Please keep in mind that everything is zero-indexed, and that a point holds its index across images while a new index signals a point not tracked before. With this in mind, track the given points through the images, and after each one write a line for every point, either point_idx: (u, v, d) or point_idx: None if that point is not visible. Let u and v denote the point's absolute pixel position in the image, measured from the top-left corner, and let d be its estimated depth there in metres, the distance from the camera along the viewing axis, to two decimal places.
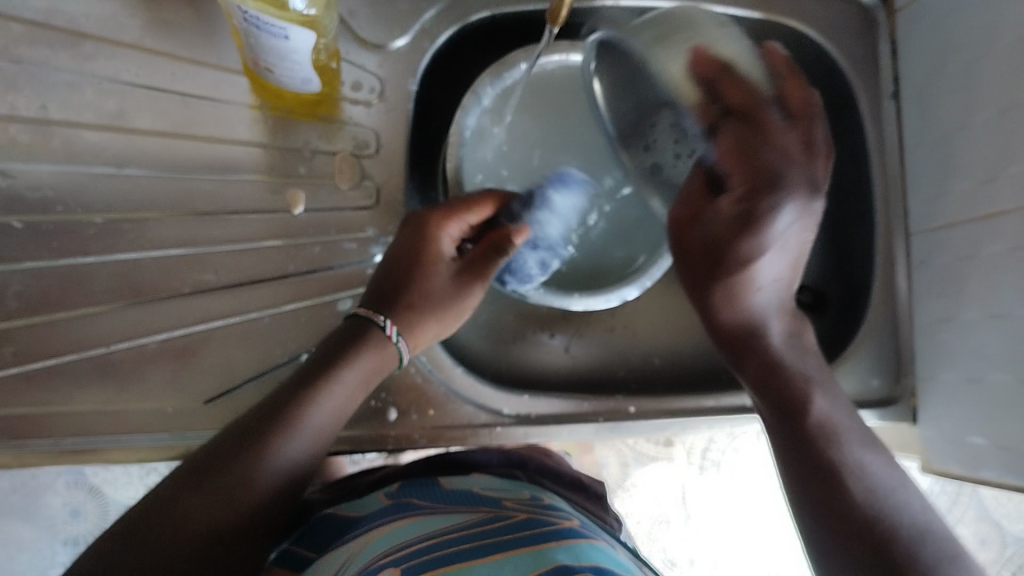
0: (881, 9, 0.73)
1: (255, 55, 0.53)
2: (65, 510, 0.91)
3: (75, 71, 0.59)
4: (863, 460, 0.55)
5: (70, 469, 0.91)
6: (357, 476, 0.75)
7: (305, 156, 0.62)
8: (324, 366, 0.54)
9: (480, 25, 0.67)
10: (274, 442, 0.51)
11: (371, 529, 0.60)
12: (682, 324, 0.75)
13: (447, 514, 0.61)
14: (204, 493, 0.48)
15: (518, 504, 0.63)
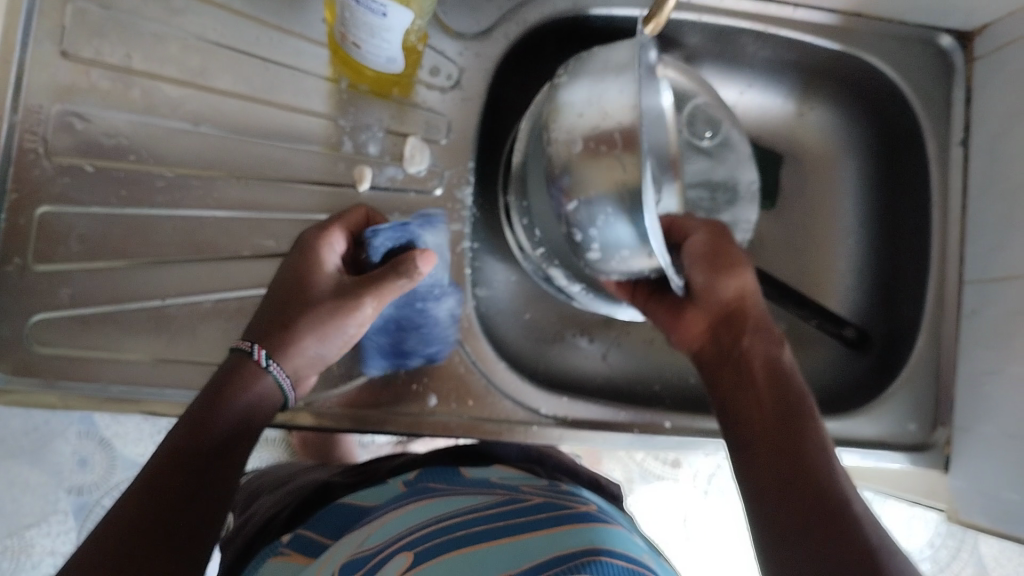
0: (959, 53, 0.72)
1: (345, 29, 0.53)
2: (73, 459, 0.92)
3: (160, 23, 0.60)
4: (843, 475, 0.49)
5: (82, 419, 0.92)
6: (381, 462, 0.76)
7: (375, 134, 0.63)
8: (244, 360, 0.52)
9: (560, 23, 0.67)
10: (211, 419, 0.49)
11: (386, 514, 0.60)
12: None
13: (463, 496, 0.61)
14: (164, 487, 0.45)
15: (536, 490, 0.63)
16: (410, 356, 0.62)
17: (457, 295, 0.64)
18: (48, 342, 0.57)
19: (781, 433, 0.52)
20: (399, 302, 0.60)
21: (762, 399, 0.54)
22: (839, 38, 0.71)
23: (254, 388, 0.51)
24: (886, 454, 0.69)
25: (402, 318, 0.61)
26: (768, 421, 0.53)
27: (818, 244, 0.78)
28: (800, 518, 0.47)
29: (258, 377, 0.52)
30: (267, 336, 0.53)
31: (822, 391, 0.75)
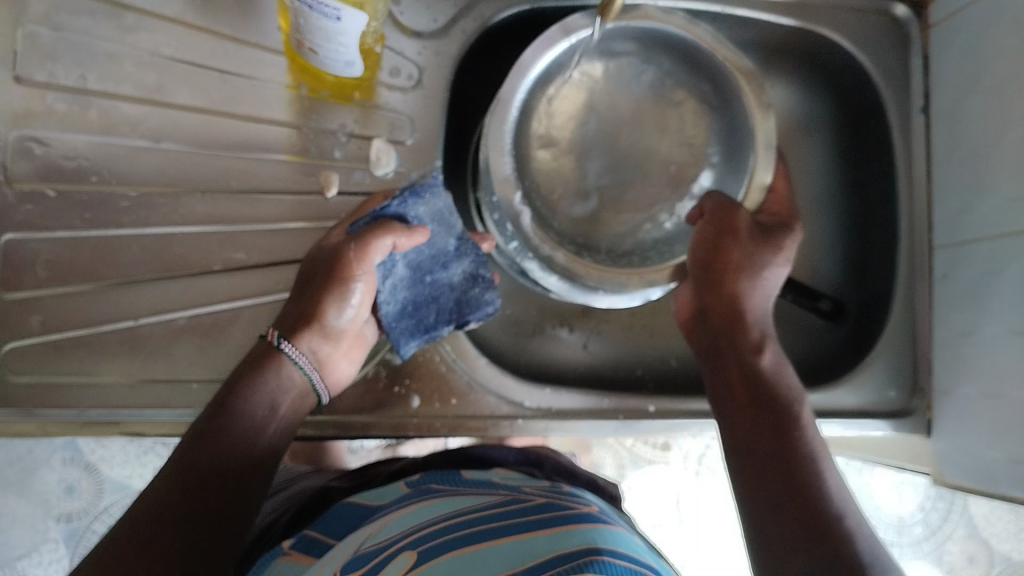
0: (914, 21, 0.73)
1: (302, 35, 0.53)
2: (60, 488, 0.91)
3: (114, 42, 0.59)
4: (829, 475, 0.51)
5: (66, 445, 0.91)
6: (378, 467, 0.76)
7: (340, 139, 0.62)
8: (263, 359, 0.54)
9: (517, 17, 0.67)
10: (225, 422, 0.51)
11: (385, 516, 0.61)
12: None
13: (462, 496, 0.62)
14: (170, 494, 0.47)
15: (538, 490, 0.64)
16: (441, 326, 0.62)
17: (473, 254, 0.62)
18: (23, 370, 0.56)
19: (770, 427, 0.53)
20: (411, 282, 0.61)
21: (749, 397, 0.56)
22: (796, 14, 0.71)
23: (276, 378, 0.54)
24: (868, 422, 0.70)
25: (419, 295, 0.61)
26: (753, 416, 0.55)
27: None
28: (776, 494, 0.50)
29: (282, 365, 0.54)
30: (289, 323, 0.55)
31: (803, 364, 0.75)
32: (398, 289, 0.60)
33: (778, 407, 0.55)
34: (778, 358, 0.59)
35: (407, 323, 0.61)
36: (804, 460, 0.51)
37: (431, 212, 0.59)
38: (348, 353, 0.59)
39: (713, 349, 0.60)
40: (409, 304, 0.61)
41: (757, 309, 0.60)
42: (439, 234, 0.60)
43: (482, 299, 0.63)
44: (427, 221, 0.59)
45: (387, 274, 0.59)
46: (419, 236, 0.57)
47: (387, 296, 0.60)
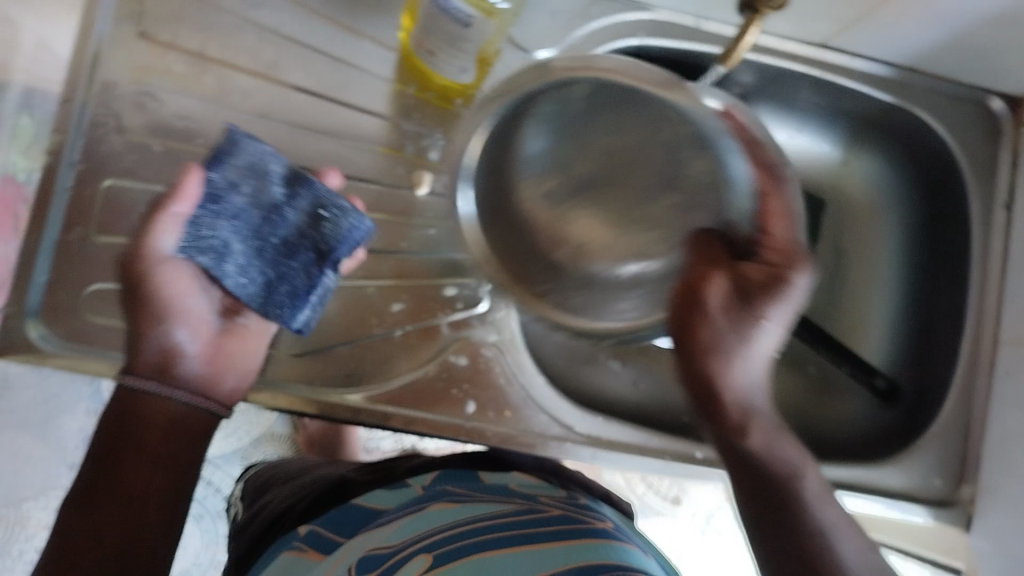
0: (1008, 116, 0.73)
1: (426, 35, 0.55)
2: (76, 438, 0.90)
3: (237, 14, 0.61)
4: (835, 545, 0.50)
5: (91, 397, 0.91)
6: (397, 462, 0.75)
7: (436, 140, 0.65)
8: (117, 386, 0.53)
9: (623, 51, 0.68)
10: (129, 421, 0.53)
11: (397, 518, 0.60)
12: None
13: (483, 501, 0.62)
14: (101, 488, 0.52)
15: (554, 501, 0.64)
16: (319, 280, 0.56)
17: (308, 189, 0.56)
18: (104, 312, 0.58)
19: (771, 505, 0.52)
20: (257, 253, 0.56)
21: (740, 466, 0.54)
22: (893, 91, 0.72)
23: (144, 408, 0.54)
24: (913, 507, 0.69)
25: (269, 262, 0.56)
26: (755, 487, 0.53)
27: (850, 295, 0.79)
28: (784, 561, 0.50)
29: (160, 406, 0.54)
30: (132, 347, 0.53)
31: (847, 438, 0.75)
32: (251, 266, 0.56)
33: (786, 483, 0.52)
34: (772, 427, 0.54)
35: (282, 294, 0.56)
36: (814, 528, 0.51)
37: (236, 179, 0.54)
38: (230, 361, 0.58)
39: (701, 404, 0.55)
40: (269, 277, 0.56)
41: (743, 379, 0.54)
42: (260, 187, 0.55)
43: (350, 225, 0.56)
44: (236, 180, 0.54)
45: (223, 254, 0.55)
46: (190, 185, 0.52)
47: (236, 280, 0.56)
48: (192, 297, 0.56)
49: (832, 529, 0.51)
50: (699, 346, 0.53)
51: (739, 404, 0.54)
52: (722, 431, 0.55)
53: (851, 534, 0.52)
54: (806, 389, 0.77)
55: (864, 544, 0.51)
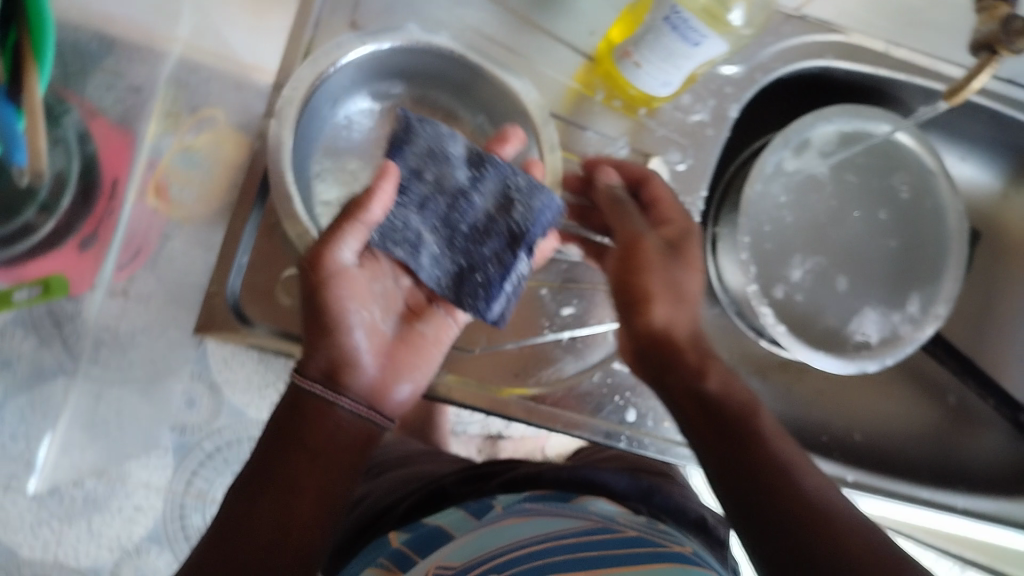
0: None
1: (639, 50, 0.56)
2: (181, 399, 0.71)
3: (443, 10, 0.63)
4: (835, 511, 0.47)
5: (198, 358, 0.71)
6: (499, 464, 0.74)
7: (620, 149, 0.66)
8: (306, 394, 0.51)
9: (808, 73, 0.68)
10: (304, 424, 0.51)
11: (481, 528, 0.62)
12: (879, 412, 0.77)
13: (564, 517, 0.62)
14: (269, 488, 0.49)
15: (632, 523, 0.63)
16: (518, 265, 0.55)
17: (495, 172, 0.54)
18: (293, 296, 0.60)
19: (749, 489, 0.48)
20: (448, 248, 0.55)
21: (710, 428, 0.52)
22: None
23: (314, 414, 0.51)
24: None
25: (462, 258, 0.55)
26: (737, 467, 0.49)
27: (993, 330, 0.79)
28: (786, 527, 0.46)
29: (331, 411, 0.51)
30: (319, 360, 0.52)
31: (974, 476, 0.76)
32: (439, 264, 0.55)
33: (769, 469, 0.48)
34: (677, 355, 0.55)
35: (473, 286, 0.55)
36: (810, 489, 0.48)
37: (419, 166, 0.54)
38: (400, 372, 0.57)
39: (652, 357, 0.55)
40: (459, 269, 0.55)
41: (693, 322, 0.56)
42: (444, 174, 0.54)
43: (540, 206, 0.54)
44: (422, 167, 0.54)
45: (417, 246, 0.54)
46: (384, 187, 0.50)
47: (430, 273, 0.55)
48: (368, 301, 0.55)
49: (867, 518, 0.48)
50: (642, 299, 0.55)
51: (693, 347, 0.55)
52: (672, 379, 0.54)
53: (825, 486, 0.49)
54: (943, 421, 0.78)
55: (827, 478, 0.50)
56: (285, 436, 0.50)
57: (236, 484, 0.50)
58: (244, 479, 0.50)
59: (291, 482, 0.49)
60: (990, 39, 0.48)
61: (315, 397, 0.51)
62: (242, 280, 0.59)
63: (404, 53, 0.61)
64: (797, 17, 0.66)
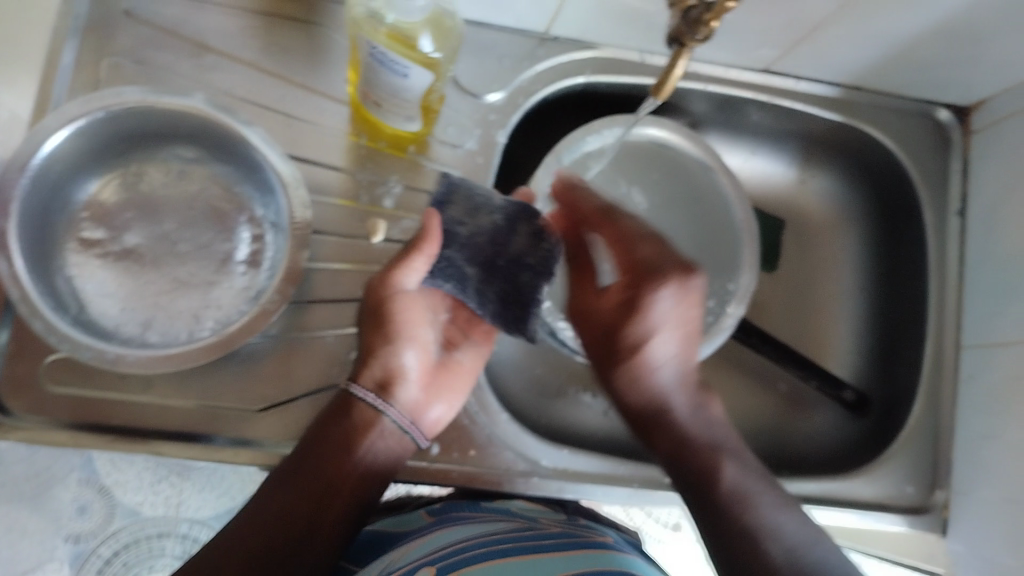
0: (955, 126, 0.75)
1: (368, 88, 0.56)
2: (69, 507, 0.76)
3: (190, 77, 0.63)
4: (782, 540, 0.54)
5: (84, 464, 0.76)
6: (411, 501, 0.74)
7: (393, 190, 0.65)
8: (349, 418, 0.57)
9: (570, 91, 0.70)
10: (343, 443, 0.56)
11: (412, 541, 0.60)
12: (734, 406, 0.77)
13: (480, 522, 0.60)
14: (291, 489, 0.55)
15: (554, 521, 0.63)
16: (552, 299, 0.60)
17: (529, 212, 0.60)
18: (62, 383, 0.58)
19: (717, 501, 0.56)
20: (488, 279, 0.60)
21: (684, 459, 0.59)
22: (840, 109, 0.74)
23: (360, 418, 0.57)
24: (883, 517, 0.69)
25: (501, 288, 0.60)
26: (710, 480, 0.57)
27: (815, 307, 0.80)
28: (722, 533, 0.55)
29: (376, 420, 0.58)
30: (370, 376, 0.58)
31: (814, 455, 0.77)
32: (487, 296, 0.61)
33: (738, 495, 0.56)
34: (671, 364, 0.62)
35: (515, 311, 0.60)
36: (758, 518, 0.55)
37: (460, 215, 0.59)
38: (440, 393, 0.62)
39: (642, 423, 0.63)
40: (503, 295, 0.60)
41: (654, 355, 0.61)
42: (483, 221, 0.59)
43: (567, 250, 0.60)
44: (464, 214, 0.59)
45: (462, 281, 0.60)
46: (432, 225, 0.57)
47: (478, 303, 0.61)
48: (421, 327, 0.62)
49: (770, 491, 0.57)
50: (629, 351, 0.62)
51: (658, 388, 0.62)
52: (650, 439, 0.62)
53: (788, 515, 0.56)
54: (778, 406, 0.78)
55: (796, 514, 0.57)
56: (316, 447, 0.55)
57: (272, 477, 0.56)
58: (275, 477, 0.55)
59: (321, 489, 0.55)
60: (677, 33, 0.50)
61: (351, 413, 0.57)
62: (4, 373, 0.58)
63: (113, 126, 0.56)
64: (548, 39, 0.69)
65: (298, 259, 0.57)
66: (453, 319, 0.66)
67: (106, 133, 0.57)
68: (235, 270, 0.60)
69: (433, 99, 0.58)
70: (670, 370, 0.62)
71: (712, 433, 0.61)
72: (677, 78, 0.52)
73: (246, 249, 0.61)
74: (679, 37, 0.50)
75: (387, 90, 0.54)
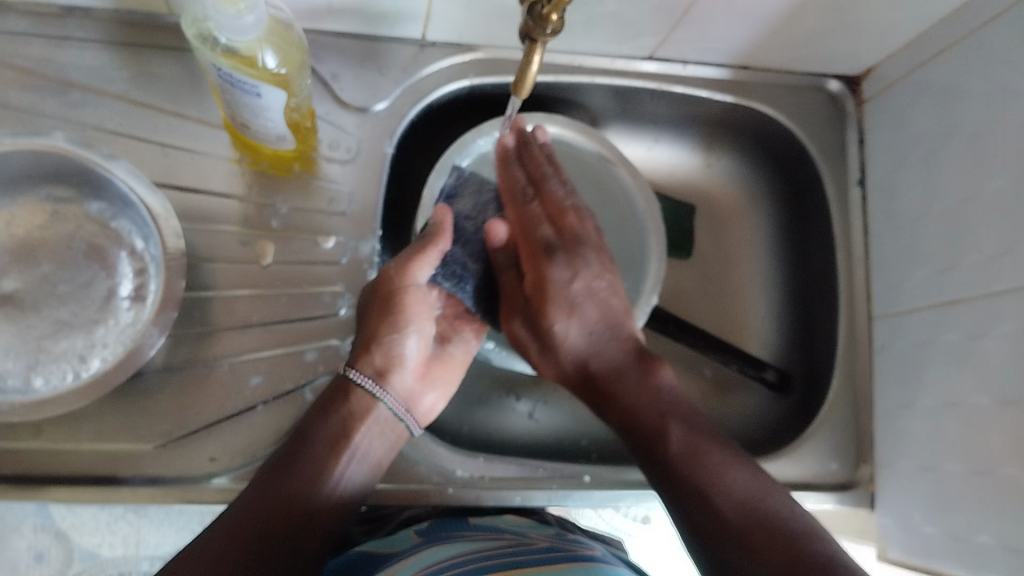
0: (848, 96, 0.75)
1: (232, 110, 0.55)
2: (27, 553, 0.67)
3: (60, 116, 0.62)
4: (738, 491, 0.52)
5: (37, 511, 0.68)
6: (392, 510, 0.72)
7: (281, 210, 0.64)
8: (348, 403, 0.56)
9: (456, 96, 0.70)
10: (343, 438, 0.55)
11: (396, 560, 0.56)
12: None
13: (472, 540, 0.58)
14: (293, 487, 0.52)
15: (542, 537, 0.60)
16: None
17: None
18: None
19: (669, 466, 0.54)
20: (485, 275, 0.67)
21: (631, 427, 0.58)
22: (733, 90, 0.74)
23: (359, 404, 0.57)
24: (810, 495, 0.68)
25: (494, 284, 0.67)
26: (656, 446, 0.55)
27: (731, 289, 0.80)
28: (679, 497, 0.53)
29: (373, 407, 0.57)
30: (370, 363, 0.58)
31: (748, 437, 0.76)
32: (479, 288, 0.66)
33: (687, 450, 0.54)
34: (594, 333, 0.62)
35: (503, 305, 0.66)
36: (716, 477, 0.52)
37: (470, 210, 0.67)
38: (433, 383, 0.63)
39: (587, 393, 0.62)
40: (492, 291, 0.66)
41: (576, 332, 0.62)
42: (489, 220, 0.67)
43: None
44: (474, 210, 0.67)
45: (463, 276, 0.65)
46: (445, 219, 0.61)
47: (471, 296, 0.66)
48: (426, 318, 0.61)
49: (725, 445, 0.55)
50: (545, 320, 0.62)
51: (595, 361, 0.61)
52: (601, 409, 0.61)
53: (745, 466, 0.53)
54: (704, 392, 0.78)
55: (755, 468, 0.53)
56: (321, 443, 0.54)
57: (269, 471, 0.53)
58: (272, 472, 0.53)
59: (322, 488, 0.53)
60: (527, 30, 0.50)
61: (355, 404, 0.57)
62: None
63: None
64: (428, 45, 0.68)
65: (175, 288, 0.55)
66: (445, 314, 0.67)
67: None
68: (119, 305, 0.59)
69: (298, 115, 0.57)
70: (601, 336, 0.62)
71: (665, 398, 0.58)
72: (535, 74, 0.52)
73: (130, 284, 0.59)
74: (529, 34, 0.50)
75: (243, 110, 0.53)
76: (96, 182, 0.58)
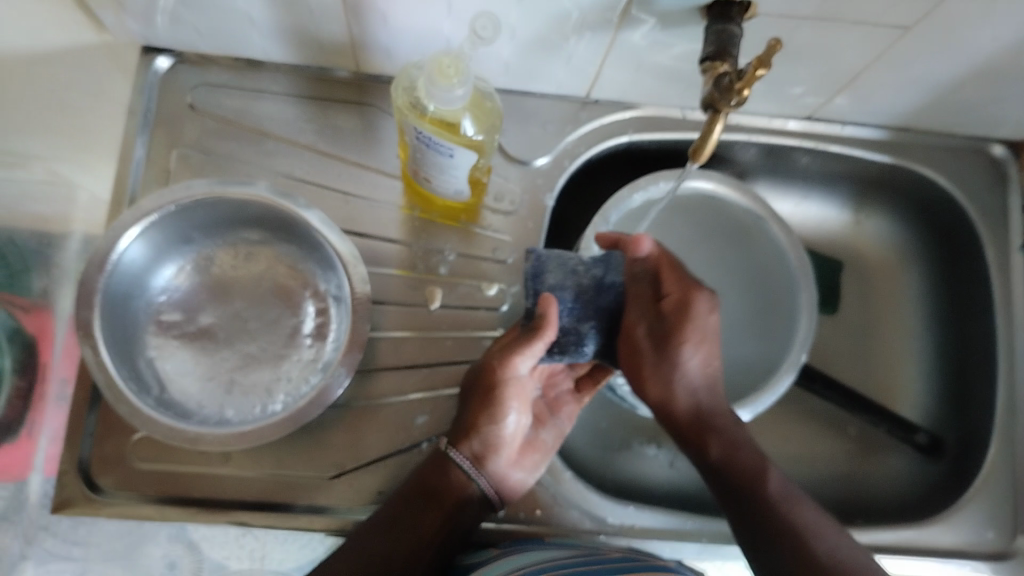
0: (1011, 159, 0.74)
1: (418, 165, 0.58)
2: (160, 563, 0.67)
3: (254, 163, 0.67)
4: (813, 519, 0.54)
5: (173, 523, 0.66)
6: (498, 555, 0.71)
7: (447, 257, 0.67)
8: (441, 475, 0.59)
9: (614, 151, 0.72)
10: (441, 490, 0.58)
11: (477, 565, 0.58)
12: (809, 455, 0.77)
13: (546, 549, 0.58)
14: (390, 529, 0.56)
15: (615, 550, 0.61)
16: None
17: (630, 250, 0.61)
18: (147, 459, 0.62)
19: (743, 481, 0.56)
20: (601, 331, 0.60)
21: (709, 437, 0.58)
22: (890, 151, 0.74)
23: (454, 481, 0.59)
24: (964, 565, 0.67)
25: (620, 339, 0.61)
26: (733, 460, 0.57)
27: (881, 347, 0.80)
28: (749, 510, 0.55)
29: (466, 487, 0.59)
30: (465, 442, 0.60)
31: (891, 503, 0.75)
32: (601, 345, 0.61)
33: (758, 469, 0.56)
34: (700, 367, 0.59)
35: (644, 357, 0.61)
36: (787, 503, 0.54)
37: (560, 279, 0.59)
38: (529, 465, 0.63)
39: (662, 413, 0.60)
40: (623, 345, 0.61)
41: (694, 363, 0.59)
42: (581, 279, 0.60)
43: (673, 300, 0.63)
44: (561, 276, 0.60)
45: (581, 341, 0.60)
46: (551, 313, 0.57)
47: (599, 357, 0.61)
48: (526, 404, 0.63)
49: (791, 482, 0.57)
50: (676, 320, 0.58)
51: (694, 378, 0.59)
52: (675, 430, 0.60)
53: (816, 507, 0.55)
54: (850, 451, 0.77)
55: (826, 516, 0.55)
56: (419, 490, 0.58)
57: (374, 513, 0.57)
58: (375, 518, 0.57)
59: (417, 533, 0.57)
60: (710, 99, 0.52)
61: (451, 470, 0.59)
62: (94, 453, 0.62)
63: (185, 215, 0.60)
64: (590, 102, 0.71)
65: (361, 331, 0.60)
66: (542, 397, 0.68)
67: (178, 224, 0.60)
68: (302, 343, 0.63)
69: (478, 173, 0.60)
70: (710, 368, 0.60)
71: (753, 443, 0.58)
72: (714, 141, 0.53)
73: (312, 323, 0.63)
74: (712, 103, 0.52)
75: (431, 170, 0.57)
76: (288, 225, 0.62)
